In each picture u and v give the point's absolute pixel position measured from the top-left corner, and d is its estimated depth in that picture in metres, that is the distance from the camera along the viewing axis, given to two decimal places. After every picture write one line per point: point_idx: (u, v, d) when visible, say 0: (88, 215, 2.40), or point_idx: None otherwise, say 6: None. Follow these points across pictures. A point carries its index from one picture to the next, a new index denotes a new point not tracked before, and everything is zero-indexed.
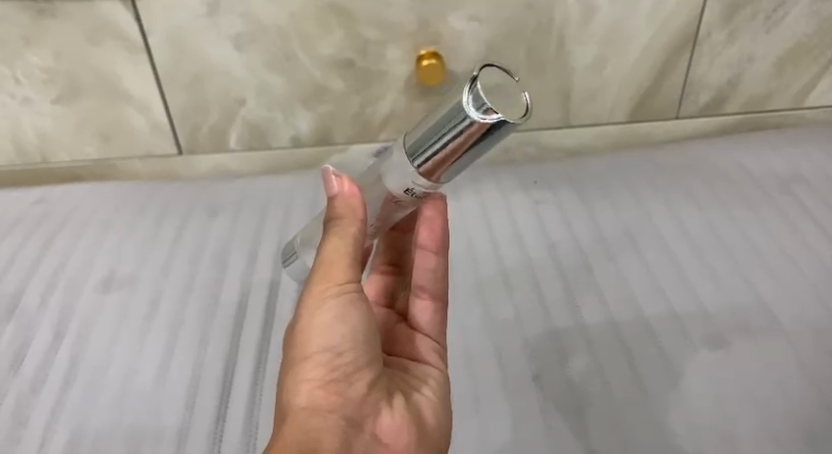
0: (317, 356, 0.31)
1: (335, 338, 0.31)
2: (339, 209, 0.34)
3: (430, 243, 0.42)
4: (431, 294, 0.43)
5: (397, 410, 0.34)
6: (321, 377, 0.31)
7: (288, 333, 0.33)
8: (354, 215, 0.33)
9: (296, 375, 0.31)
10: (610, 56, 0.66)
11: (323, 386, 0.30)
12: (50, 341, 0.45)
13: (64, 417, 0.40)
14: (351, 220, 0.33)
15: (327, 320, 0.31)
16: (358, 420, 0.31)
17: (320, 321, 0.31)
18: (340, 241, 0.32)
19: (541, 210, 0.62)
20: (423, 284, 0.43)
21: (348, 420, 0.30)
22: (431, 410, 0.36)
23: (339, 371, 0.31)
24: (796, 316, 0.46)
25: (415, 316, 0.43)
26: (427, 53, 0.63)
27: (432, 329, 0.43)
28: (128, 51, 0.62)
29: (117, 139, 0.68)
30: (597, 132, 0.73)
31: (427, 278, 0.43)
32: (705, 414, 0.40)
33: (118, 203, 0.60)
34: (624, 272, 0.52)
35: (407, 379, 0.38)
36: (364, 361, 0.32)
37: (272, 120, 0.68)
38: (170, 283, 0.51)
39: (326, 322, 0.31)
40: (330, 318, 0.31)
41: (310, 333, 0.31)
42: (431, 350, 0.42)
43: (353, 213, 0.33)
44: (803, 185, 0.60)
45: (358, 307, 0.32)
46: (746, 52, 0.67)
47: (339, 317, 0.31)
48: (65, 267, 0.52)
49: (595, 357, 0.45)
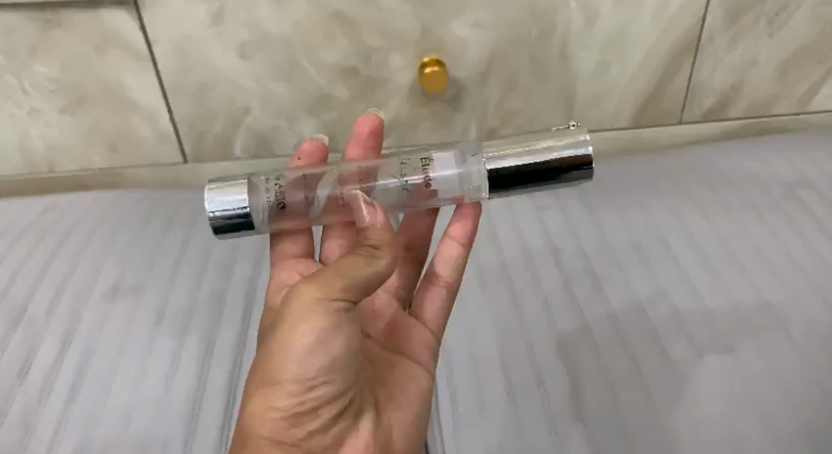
0: (287, 385, 0.33)
1: (306, 372, 0.33)
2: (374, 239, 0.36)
3: (459, 234, 0.45)
4: (447, 283, 0.45)
5: (364, 431, 0.36)
6: (287, 409, 0.33)
7: (264, 348, 0.34)
8: (387, 247, 0.36)
9: (264, 398, 0.33)
10: (612, 62, 0.67)
11: (287, 418, 0.33)
12: (57, 348, 0.46)
13: (72, 426, 0.40)
14: (387, 250, 0.35)
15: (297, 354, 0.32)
16: (316, 451, 0.34)
17: (292, 352, 0.33)
18: (349, 269, 0.33)
19: (545, 215, 0.62)
20: (440, 273, 0.45)
21: (305, 452, 0.33)
22: (401, 429, 0.38)
23: (305, 403, 0.33)
24: (802, 319, 0.46)
25: (423, 303, 0.45)
26: (430, 61, 0.64)
27: (435, 318, 0.45)
28: (135, 60, 0.62)
29: (124, 148, 0.69)
30: (601, 137, 0.73)
31: (448, 267, 0.45)
32: (709, 420, 0.40)
33: (125, 212, 0.61)
34: (628, 277, 0.53)
35: (389, 387, 0.40)
36: (335, 391, 0.34)
37: (276, 128, 0.69)
38: (177, 290, 0.51)
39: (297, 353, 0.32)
40: (305, 351, 0.32)
41: (282, 363, 0.33)
42: (425, 345, 0.43)
43: (387, 244, 0.36)
44: (808, 189, 0.60)
45: (334, 339, 0.33)
46: (749, 56, 0.67)
47: (313, 353, 0.32)
48: (73, 275, 0.52)
49: (599, 363, 0.45)
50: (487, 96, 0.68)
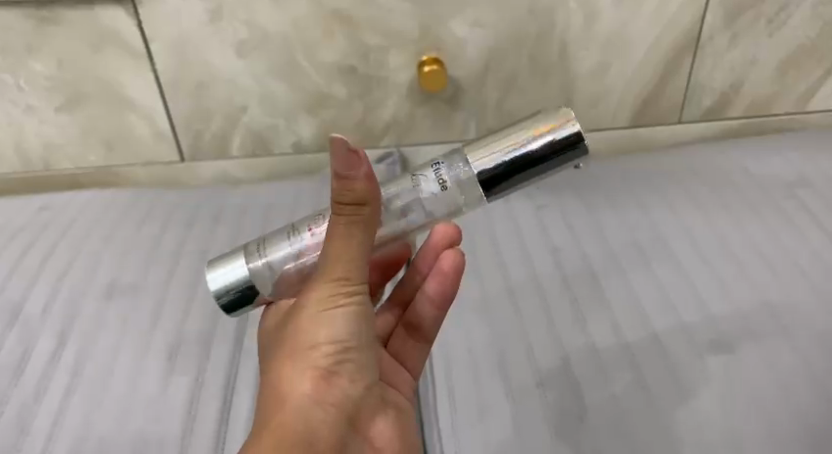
0: (324, 349, 0.30)
1: (343, 334, 0.30)
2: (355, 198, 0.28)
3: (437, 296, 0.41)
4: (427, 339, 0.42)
5: (386, 413, 0.34)
6: (322, 370, 0.30)
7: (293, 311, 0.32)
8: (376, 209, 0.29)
9: (300, 360, 0.30)
10: (612, 61, 0.66)
11: (324, 377, 0.30)
12: (52, 348, 0.45)
13: (67, 426, 0.40)
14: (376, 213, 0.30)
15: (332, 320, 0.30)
16: (350, 418, 0.31)
17: (328, 317, 0.30)
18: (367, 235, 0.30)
19: (544, 215, 0.61)
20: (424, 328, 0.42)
21: (344, 415, 0.31)
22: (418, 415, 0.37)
23: (340, 365, 0.31)
24: (802, 319, 0.46)
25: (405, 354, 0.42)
26: (429, 60, 0.63)
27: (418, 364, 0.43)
28: (132, 57, 0.62)
29: (120, 146, 0.68)
30: (600, 137, 0.73)
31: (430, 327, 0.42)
32: (709, 418, 0.40)
33: (122, 211, 0.60)
34: (628, 277, 0.52)
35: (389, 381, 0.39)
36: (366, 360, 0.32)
37: (274, 127, 0.68)
38: (173, 290, 0.51)
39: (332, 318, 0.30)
40: (340, 315, 0.30)
41: (317, 324, 0.30)
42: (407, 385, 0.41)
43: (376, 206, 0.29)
44: (808, 189, 0.59)
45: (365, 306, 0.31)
46: (749, 56, 0.67)
47: (353, 318, 0.30)
48: (69, 275, 0.52)
49: (598, 362, 0.45)
50: (487, 95, 0.68)
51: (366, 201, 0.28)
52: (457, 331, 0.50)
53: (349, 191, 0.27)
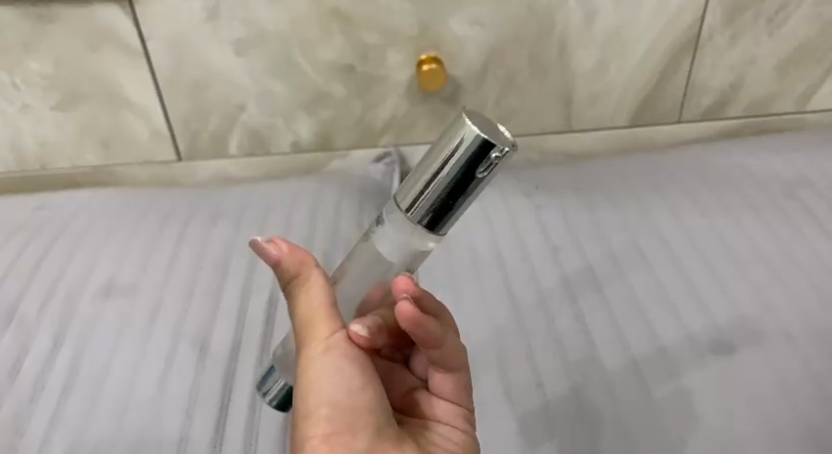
0: (319, 412, 0.23)
1: (334, 384, 0.24)
2: (291, 268, 0.27)
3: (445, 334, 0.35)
4: None
5: None
6: (321, 435, 0.23)
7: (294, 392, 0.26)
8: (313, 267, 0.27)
9: (299, 436, 0.24)
10: (612, 60, 0.66)
11: (325, 442, 0.23)
12: (48, 349, 0.45)
13: (62, 427, 0.39)
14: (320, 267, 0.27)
15: (325, 371, 0.24)
16: None
17: (318, 373, 0.24)
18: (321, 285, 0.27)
19: (544, 215, 0.61)
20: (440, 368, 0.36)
21: None
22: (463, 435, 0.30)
23: (340, 423, 0.23)
24: (804, 319, 0.45)
25: None
26: (427, 58, 0.63)
27: None
28: (129, 56, 0.62)
29: (117, 146, 0.68)
30: (600, 137, 0.72)
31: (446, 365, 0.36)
32: (711, 418, 0.39)
33: (119, 210, 0.60)
34: (628, 277, 0.52)
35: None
36: (378, 404, 0.24)
37: (273, 126, 0.68)
38: (170, 291, 0.50)
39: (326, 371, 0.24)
40: (324, 365, 0.24)
41: (306, 388, 0.24)
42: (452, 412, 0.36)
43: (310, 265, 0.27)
44: (808, 188, 0.59)
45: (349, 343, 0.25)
46: (748, 55, 0.67)
47: (343, 359, 0.24)
48: (65, 275, 0.51)
49: (599, 363, 0.44)
50: (486, 94, 0.68)
51: (298, 274, 0.27)
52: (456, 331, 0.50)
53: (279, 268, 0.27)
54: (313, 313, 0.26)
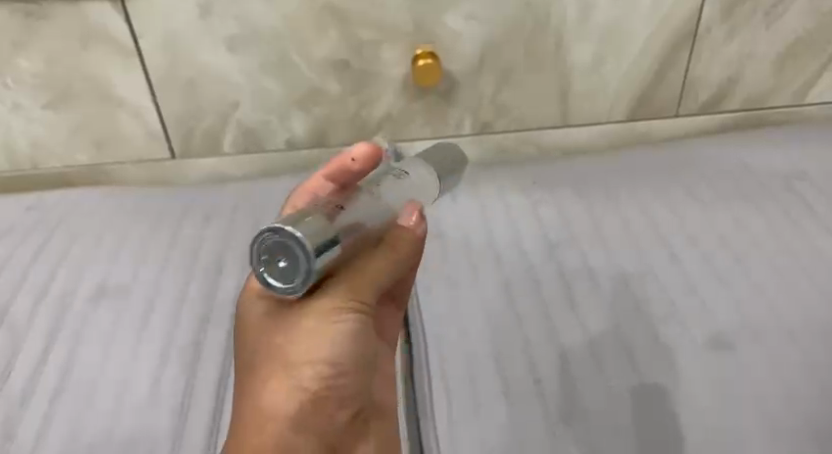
0: (313, 367, 0.25)
1: (333, 351, 0.25)
2: (397, 242, 0.27)
3: None
4: None
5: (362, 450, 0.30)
6: (306, 391, 0.25)
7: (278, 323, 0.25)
8: (408, 242, 0.27)
9: (279, 374, 0.25)
10: (608, 54, 0.66)
11: (306, 401, 0.25)
12: (39, 351, 0.44)
13: (54, 430, 0.39)
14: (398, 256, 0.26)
15: (328, 336, 0.25)
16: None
17: (326, 335, 0.25)
18: (386, 264, 0.26)
19: (541, 211, 0.61)
20: None
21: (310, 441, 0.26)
22: None
23: (324, 390, 0.26)
24: (802, 314, 0.45)
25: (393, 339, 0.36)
26: (423, 53, 0.62)
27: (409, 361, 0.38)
28: (120, 54, 0.61)
29: (110, 145, 0.67)
30: (596, 132, 0.72)
31: None
32: (709, 414, 0.39)
33: (113, 209, 0.59)
34: (626, 273, 0.52)
35: None
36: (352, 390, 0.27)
37: (266, 124, 0.67)
38: (163, 290, 0.50)
39: (325, 336, 0.25)
40: (331, 338, 0.25)
41: (305, 339, 0.25)
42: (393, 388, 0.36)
43: (409, 240, 0.27)
44: (806, 182, 0.59)
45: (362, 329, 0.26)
46: (746, 48, 0.66)
47: (348, 338, 0.25)
48: (57, 276, 0.51)
49: (597, 359, 0.44)
50: (482, 90, 0.67)
51: (393, 243, 0.27)
52: (452, 328, 0.49)
53: (397, 244, 0.27)
54: (362, 279, 0.25)
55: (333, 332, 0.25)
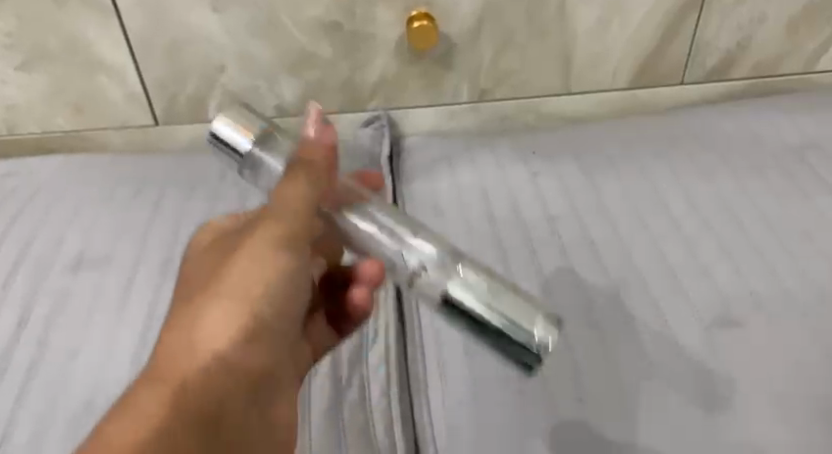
0: (219, 332, 0.27)
1: (224, 321, 0.27)
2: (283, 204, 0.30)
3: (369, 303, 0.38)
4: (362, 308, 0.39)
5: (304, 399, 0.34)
6: (199, 353, 0.26)
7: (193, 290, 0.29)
8: (304, 211, 0.30)
9: (180, 334, 0.27)
10: (614, 18, 0.62)
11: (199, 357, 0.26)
12: (14, 324, 0.42)
13: (29, 408, 0.37)
14: (282, 219, 0.30)
15: (230, 303, 0.28)
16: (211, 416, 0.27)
17: (217, 298, 0.28)
18: (268, 227, 0.29)
19: (540, 181, 0.58)
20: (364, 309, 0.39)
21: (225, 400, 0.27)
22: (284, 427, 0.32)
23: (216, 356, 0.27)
24: (813, 288, 0.43)
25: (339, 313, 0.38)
26: (419, 15, 0.59)
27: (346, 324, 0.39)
28: (98, 13, 0.57)
29: (91, 109, 0.64)
30: (599, 100, 0.69)
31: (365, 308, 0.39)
32: (714, 392, 0.38)
33: (94, 175, 0.57)
34: (629, 245, 0.50)
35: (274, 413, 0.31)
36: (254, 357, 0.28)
37: (255, 89, 0.64)
38: (144, 262, 0.47)
39: (259, 281, 0.29)
40: (219, 299, 0.28)
41: (204, 312, 0.28)
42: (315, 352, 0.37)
43: (309, 208, 0.30)
44: (817, 153, 0.57)
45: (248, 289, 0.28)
46: (757, 13, 0.63)
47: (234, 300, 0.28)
48: (34, 245, 0.48)
49: (599, 335, 0.42)
50: (480, 56, 0.64)
51: (280, 216, 0.30)
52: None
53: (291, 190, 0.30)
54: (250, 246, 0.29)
55: (274, 273, 0.29)
